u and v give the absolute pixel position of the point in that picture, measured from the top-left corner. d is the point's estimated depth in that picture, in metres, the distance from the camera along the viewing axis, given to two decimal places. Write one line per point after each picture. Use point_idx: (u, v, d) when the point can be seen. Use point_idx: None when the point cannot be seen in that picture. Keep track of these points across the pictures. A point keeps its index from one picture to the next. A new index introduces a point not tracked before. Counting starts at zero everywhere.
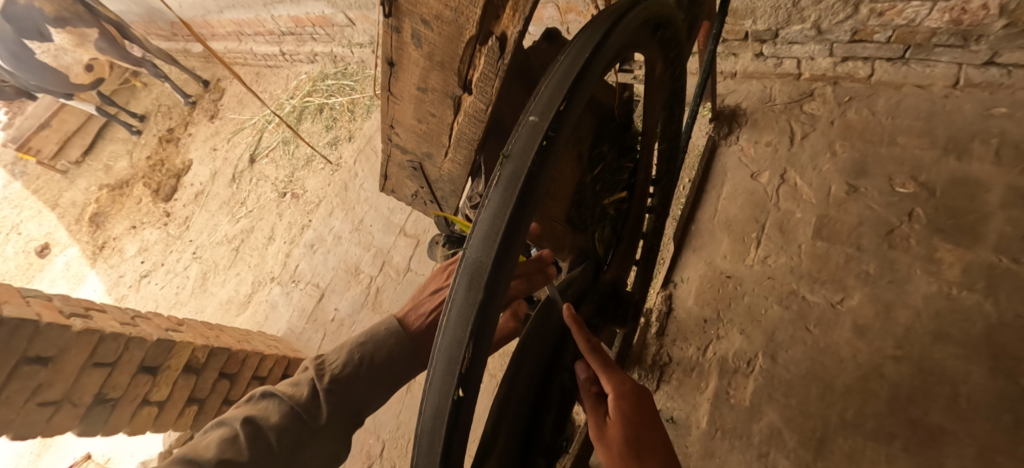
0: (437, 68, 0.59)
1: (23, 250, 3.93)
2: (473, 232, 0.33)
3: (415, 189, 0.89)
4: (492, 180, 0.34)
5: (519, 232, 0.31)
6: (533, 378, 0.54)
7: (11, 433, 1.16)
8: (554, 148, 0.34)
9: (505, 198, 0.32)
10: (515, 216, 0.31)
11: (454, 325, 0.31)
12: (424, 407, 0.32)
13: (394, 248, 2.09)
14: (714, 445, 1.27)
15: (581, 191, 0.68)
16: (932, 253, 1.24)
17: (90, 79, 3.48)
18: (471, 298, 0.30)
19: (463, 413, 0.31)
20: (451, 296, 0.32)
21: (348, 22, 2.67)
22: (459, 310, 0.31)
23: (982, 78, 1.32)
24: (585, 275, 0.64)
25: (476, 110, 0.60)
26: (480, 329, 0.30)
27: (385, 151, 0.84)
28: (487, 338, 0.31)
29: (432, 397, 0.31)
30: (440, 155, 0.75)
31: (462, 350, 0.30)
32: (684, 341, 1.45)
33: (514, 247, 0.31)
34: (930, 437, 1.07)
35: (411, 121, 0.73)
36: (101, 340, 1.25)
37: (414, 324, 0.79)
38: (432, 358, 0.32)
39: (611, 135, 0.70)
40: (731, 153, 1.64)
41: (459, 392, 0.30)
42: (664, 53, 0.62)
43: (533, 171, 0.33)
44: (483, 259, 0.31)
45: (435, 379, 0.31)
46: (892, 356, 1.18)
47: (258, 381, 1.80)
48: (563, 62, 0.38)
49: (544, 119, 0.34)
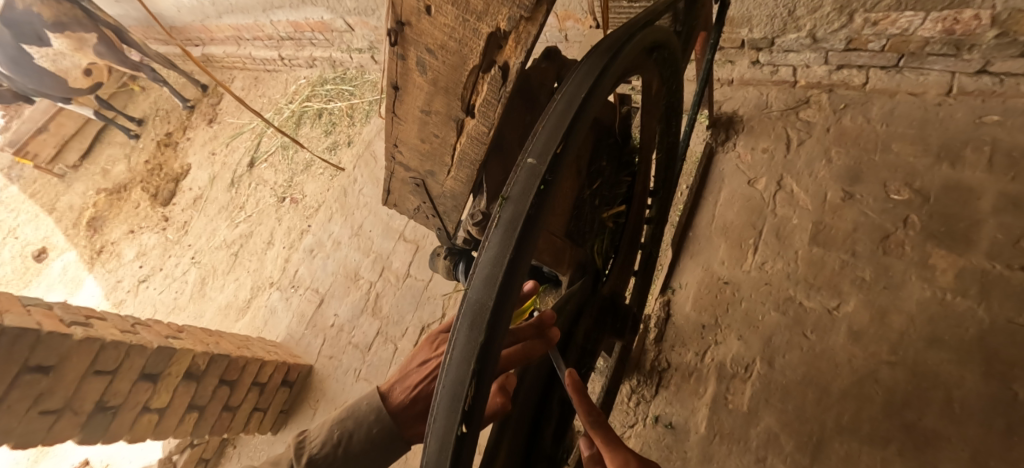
0: (441, 93, 0.61)
1: (20, 255, 3.92)
2: (474, 271, 0.32)
3: (417, 203, 0.89)
4: (492, 220, 0.34)
5: (521, 269, 0.31)
6: (534, 389, 0.56)
7: (12, 441, 1.17)
8: (553, 187, 0.34)
9: (506, 238, 0.32)
10: (517, 253, 0.31)
11: (456, 365, 0.31)
12: (425, 450, 0.31)
13: (394, 254, 2.10)
14: (712, 450, 1.28)
15: (580, 205, 0.69)
16: (925, 259, 1.26)
17: (88, 83, 3.51)
18: (473, 338, 0.30)
19: (465, 456, 0.30)
20: (453, 336, 0.32)
21: (347, 27, 2.69)
22: (461, 352, 0.30)
23: (975, 87, 1.35)
24: (583, 289, 0.65)
25: (478, 133, 0.62)
26: (483, 368, 0.30)
27: (388, 168, 0.84)
28: (488, 377, 0.31)
29: (434, 440, 0.31)
30: (442, 174, 0.76)
31: (465, 391, 0.30)
32: (683, 347, 1.46)
33: (517, 285, 0.31)
34: (924, 441, 1.09)
35: (415, 141, 0.73)
36: (102, 348, 1.25)
37: (399, 398, 0.79)
38: (433, 400, 0.31)
39: (609, 151, 0.71)
40: (728, 160, 1.66)
41: (462, 430, 0.30)
42: (661, 72, 0.64)
43: (534, 209, 0.33)
44: (484, 299, 0.30)
45: (437, 421, 0.31)
46: (887, 362, 1.19)
47: (258, 387, 1.80)
48: (560, 100, 0.39)
49: (542, 162, 0.34)
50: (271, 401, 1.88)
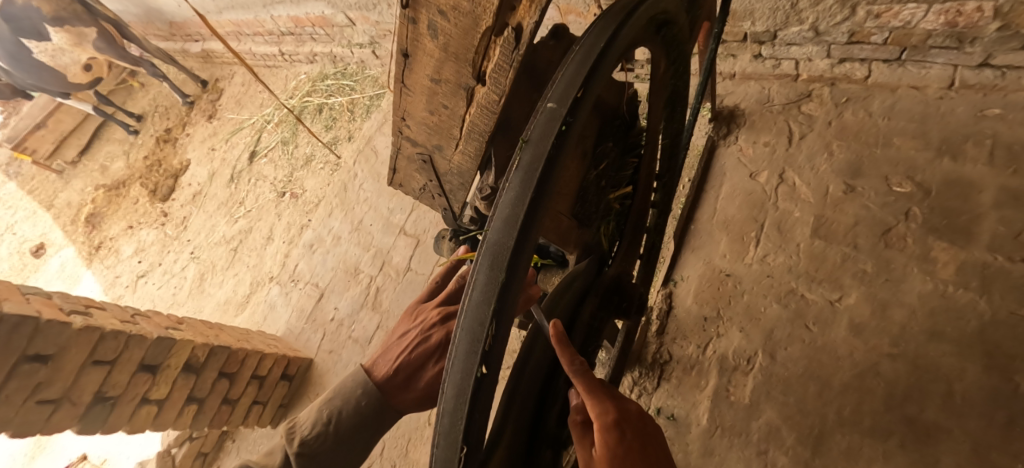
0: (452, 59, 0.59)
1: (18, 251, 3.90)
2: (493, 215, 0.35)
3: (423, 183, 0.87)
4: (512, 167, 0.36)
5: (538, 217, 0.33)
6: (543, 364, 0.55)
7: (10, 431, 1.16)
8: (570, 134, 0.36)
9: (524, 183, 0.34)
10: (535, 201, 0.33)
11: (476, 306, 0.33)
12: (446, 386, 0.33)
13: (394, 249, 2.10)
14: (713, 443, 1.28)
15: (585, 188, 0.68)
16: (927, 252, 1.25)
17: (88, 78, 3.47)
18: (492, 279, 0.32)
19: (484, 392, 0.33)
20: (473, 276, 0.34)
21: (348, 22, 2.69)
22: (482, 291, 0.33)
23: (977, 80, 1.34)
24: (589, 271, 0.63)
25: (489, 102, 0.60)
26: (501, 308, 0.32)
27: (395, 144, 0.81)
28: (507, 318, 0.33)
29: (454, 377, 0.33)
30: (450, 148, 0.74)
31: (485, 330, 0.32)
32: (684, 340, 1.46)
33: (534, 231, 0.33)
34: (925, 434, 1.09)
35: (423, 114, 0.71)
36: (101, 338, 1.24)
37: (381, 370, 0.83)
38: (455, 340, 0.33)
39: (615, 133, 0.70)
40: (730, 154, 1.66)
41: (481, 370, 0.32)
42: (667, 52, 0.64)
43: (551, 160, 0.34)
44: (504, 242, 0.33)
45: (456, 360, 0.33)
46: (888, 354, 1.20)
47: (257, 380, 1.79)
48: (578, 52, 0.41)
49: (561, 106, 0.36)
50: (271, 394, 1.87)
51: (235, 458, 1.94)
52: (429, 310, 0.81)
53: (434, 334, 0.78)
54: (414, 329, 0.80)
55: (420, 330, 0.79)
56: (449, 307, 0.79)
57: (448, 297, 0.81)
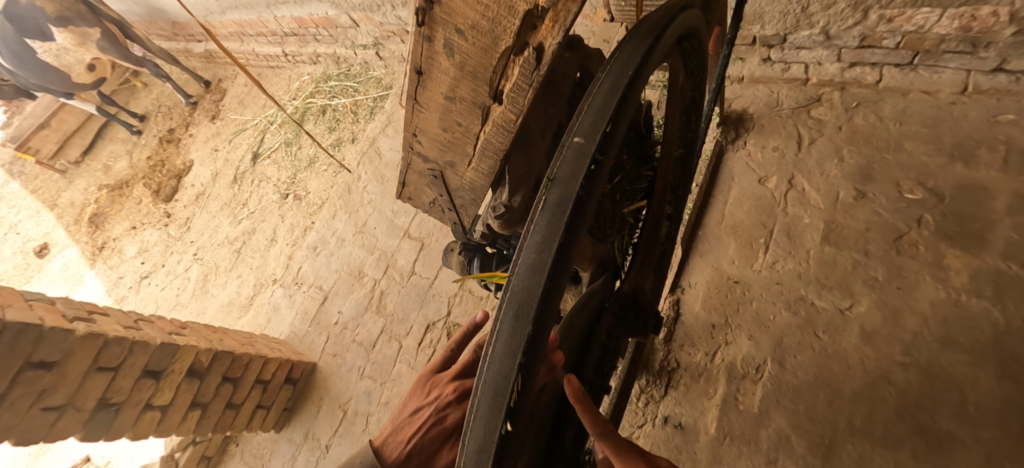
0: (469, 77, 0.57)
1: (21, 251, 3.90)
2: (518, 259, 0.33)
3: (433, 196, 0.86)
4: (538, 204, 0.34)
5: (568, 259, 0.31)
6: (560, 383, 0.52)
7: (14, 438, 1.15)
8: (601, 168, 0.34)
9: (552, 222, 0.32)
10: (565, 242, 0.31)
11: (500, 357, 0.30)
12: (466, 445, 0.30)
13: (398, 252, 2.09)
14: (722, 451, 1.27)
15: (602, 201, 0.64)
16: (939, 259, 1.24)
17: (92, 78, 3.46)
18: (519, 328, 0.30)
19: (507, 454, 0.29)
20: (497, 324, 0.32)
21: (351, 23, 2.68)
22: (506, 342, 0.30)
23: (991, 85, 1.32)
24: (604, 287, 0.63)
25: (506, 121, 0.59)
26: (528, 362, 0.30)
27: (405, 159, 0.80)
28: (534, 369, 0.30)
29: (474, 436, 0.30)
30: (463, 165, 0.72)
31: (510, 384, 0.29)
32: (692, 347, 1.44)
33: (563, 276, 0.31)
34: (938, 443, 1.08)
35: (436, 131, 0.70)
36: (105, 345, 1.23)
37: (392, 453, 0.73)
38: (476, 392, 0.31)
39: (629, 145, 0.69)
40: (738, 158, 1.64)
41: (506, 426, 0.29)
42: (687, 63, 0.63)
43: (580, 201, 0.32)
44: (531, 288, 0.30)
45: (478, 417, 0.30)
46: (900, 363, 1.18)
47: (261, 384, 1.78)
48: (607, 77, 0.40)
49: (590, 140, 0.35)
50: (274, 398, 1.86)
51: (239, 461, 1.93)
52: (444, 384, 0.75)
53: (451, 414, 0.71)
54: (427, 407, 0.73)
55: (435, 409, 0.73)
56: (466, 382, 0.73)
57: (465, 369, 0.74)
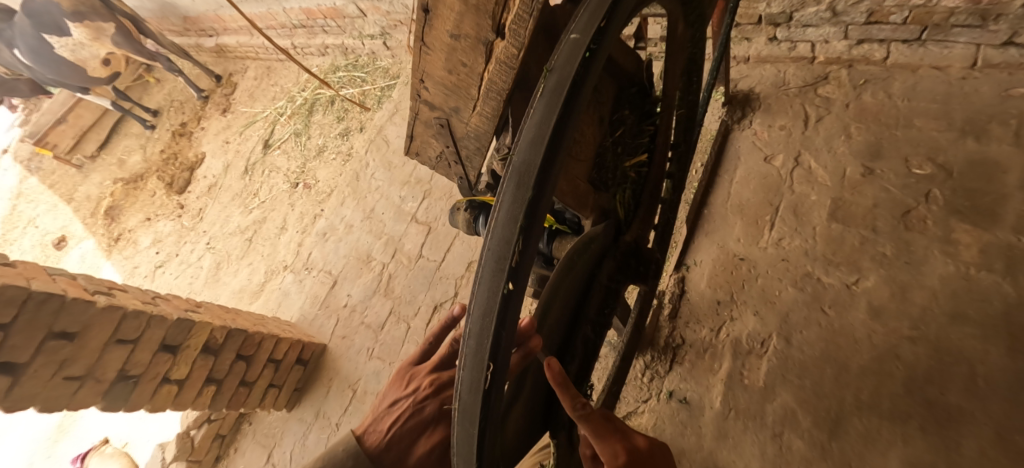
0: (472, 11, 0.59)
1: (39, 243, 3.99)
2: (519, 136, 0.32)
3: (440, 149, 0.87)
4: (535, 92, 0.33)
5: (567, 133, 0.31)
6: (562, 317, 0.53)
7: (37, 405, 1.20)
8: (597, 60, 0.34)
9: (551, 102, 0.31)
10: (563, 117, 0.31)
11: (502, 224, 0.30)
12: (471, 310, 0.31)
13: (406, 236, 2.11)
14: (728, 426, 1.27)
15: (602, 154, 0.66)
16: (949, 234, 1.23)
17: (106, 73, 3.52)
18: (520, 197, 0.29)
19: (511, 314, 0.29)
20: (498, 199, 0.31)
21: (359, 12, 2.73)
22: (507, 211, 0.30)
23: (1002, 59, 1.32)
24: (607, 235, 0.61)
25: (508, 56, 0.59)
26: (530, 226, 0.29)
27: (412, 108, 0.81)
28: (536, 236, 0.30)
29: (479, 300, 0.30)
30: (468, 110, 0.73)
31: (512, 248, 0.29)
32: (697, 323, 1.44)
33: (562, 152, 0.31)
34: (946, 417, 1.07)
35: (441, 74, 0.71)
36: (124, 318, 1.27)
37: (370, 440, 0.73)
38: (478, 263, 0.31)
39: (632, 101, 0.69)
40: (745, 137, 1.63)
41: (508, 287, 0.29)
42: (685, 14, 0.62)
43: (578, 81, 0.32)
44: (531, 160, 0.30)
45: (482, 282, 0.30)
46: (908, 337, 1.18)
47: (273, 364, 1.82)
48: None
49: (585, 35, 0.34)
50: (286, 378, 1.89)
51: (251, 441, 1.97)
52: (422, 377, 0.80)
53: (429, 405, 0.75)
54: (406, 399, 0.77)
55: (413, 401, 0.77)
56: (442, 375, 0.78)
57: (441, 362, 0.80)
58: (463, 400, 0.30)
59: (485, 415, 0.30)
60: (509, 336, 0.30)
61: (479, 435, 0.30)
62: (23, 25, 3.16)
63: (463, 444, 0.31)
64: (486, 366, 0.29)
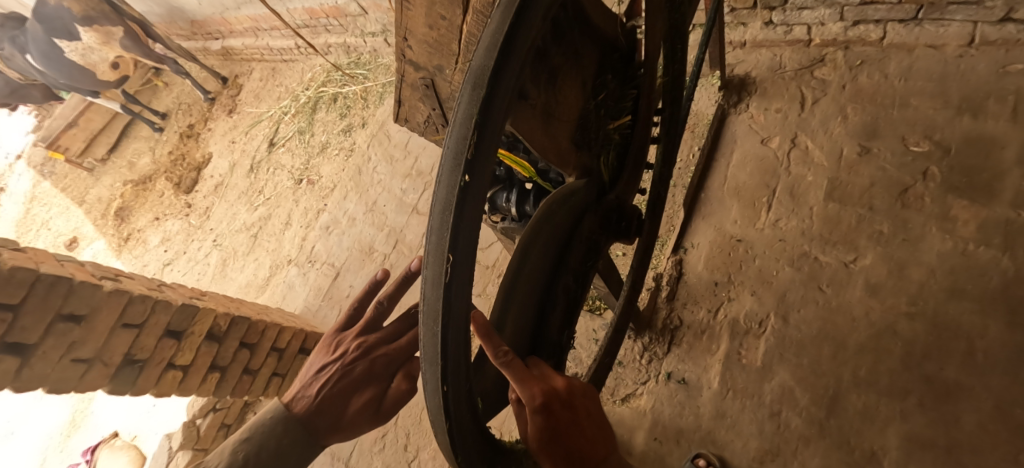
0: None
1: (52, 245, 4.08)
2: (476, 47, 0.32)
3: (427, 113, 0.89)
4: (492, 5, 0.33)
5: (518, 41, 0.31)
6: (545, 261, 0.56)
7: (47, 387, 1.23)
8: None
9: (505, 13, 0.31)
10: (514, 26, 0.31)
11: (460, 125, 0.31)
12: (431, 210, 0.32)
13: (407, 227, 2.14)
14: (725, 405, 1.27)
15: (586, 116, 0.66)
16: (946, 211, 1.23)
17: (116, 76, 3.58)
18: (475, 99, 0.30)
19: (467, 208, 0.30)
20: (456, 105, 0.32)
21: (360, 11, 2.79)
22: (464, 111, 0.31)
23: (999, 36, 1.32)
24: (587, 191, 0.65)
25: (484, 5, 0.59)
26: (485, 124, 0.30)
27: (399, 70, 0.84)
28: (491, 137, 0.31)
29: (439, 197, 0.31)
30: (450, 68, 0.76)
31: (467, 145, 0.30)
32: (695, 305, 1.44)
33: (514, 58, 0.31)
34: (946, 392, 1.07)
35: (423, 30, 0.74)
36: (130, 302, 1.29)
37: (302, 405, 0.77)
38: (438, 164, 0.32)
39: (614, 67, 0.69)
40: (740, 121, 1.63)
41: (465, 179, 0.30)
42: None
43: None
44: (486, 63, 0.30)
45: (441, 179, 0.31)
46: (906, 313, 1.17)
47: (277, 353, 1.85)
48: None
49: None
50: (290, 367, 1.93)
51: None
52: (349, 341, 0.81)
53: (356, 367, 0.77)
54: (333, 363, 0.79)
55: (341, 364, 0.78)
56: (368, 337, 0.79)
57: (367, 325, 0.82)
58: (426, 299, 0.32)
59: (447, 309, 0.31)
60: (468, 232, 0.31)
61: (443, 330, 0.31)
62: (35, 30, 3.24)
63: (429, 343, 0.33)
64: (444, 259, 0.30)
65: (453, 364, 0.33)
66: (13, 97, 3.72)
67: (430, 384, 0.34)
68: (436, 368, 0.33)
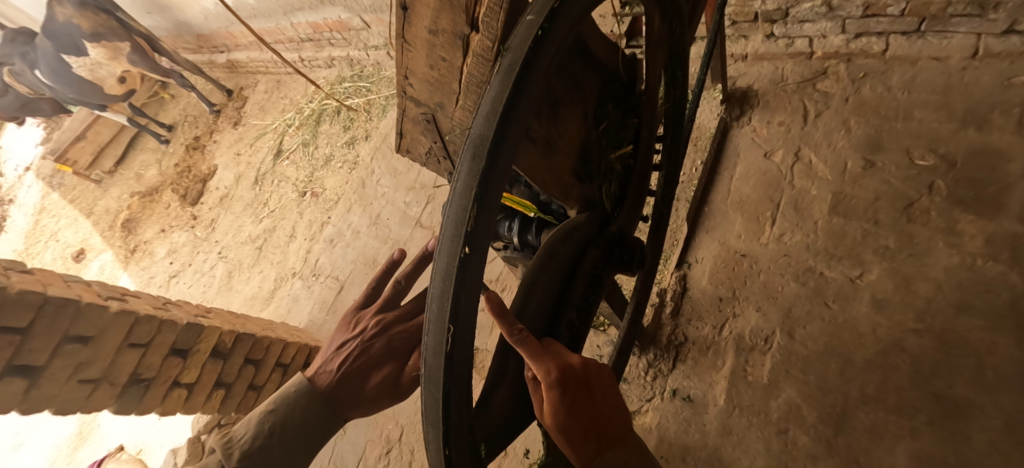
0: (447, 6, 0.60)
1: (60, 256, 4.12)
2: (476, 113, 0.34)
3: (428, 145, 0.89)
4: (494, 69, 0.35)
5: (517, 111, 0.33)
6: (546, 302, 0.56)
7: (54, 408, 1.24)
8: (550, 40, 0.35)
9: (504, 83, 0.33)
10: (513, 95, 0.32)
11: (460, 194, 0.32)
12: (433, 274, 0.33)
13: (411, 241, 2.14)
14: (732, 422, 1.26)
15: (587, 147, 0.68)
16: (953, 225, 1.22)
17: (123, 91, 3.65)
18: (475, 170, 0.32)
19: (467, 277, 0.32)
20: (457, 169, 0.34)
21: (363, 25, 2.82)
22: (465, 181, 0.32)
23: (1003, 48, 1.31)
24: (591, 224, 0.66)
25: (483, 49, 0.61)
26: (484, 195, 0.32)
27: (400, 105, 0.84)
28: (490, 206, 0.32)
29: (440, 264, 0.33)
30: (452, 105, 0.76)
31: (467, 216, 0.31)
32: (699, 320, 1.43)
33: (514, 128, 0.33)
34: (955, 409, 1.05)
35: (423, 70, 0.74)
36: (136, 322, 1.30)
37: (325, 380, 0.91)
38: (440, 230, 0.33)
39: (616, 95, 0.71)
40: (743, 134, 1.63)
41: (465, 251, 0.31)
42: (663, 8, 0.60)
43: (533, 51, 0.34)
44: (486, 135, 0.32)
45: (443, 247, 0.32)
46: (913, 330, 1.16)
47: (281, 368, 1.85)
48: None
49: (539, 15, 0.35)
50: None
51: None
52: (367, 319, 0.94)
53: (374, 343, 0.91)
54: (352, 340, 0.92)
55: (361, 340, 0.91)
56: (385, 316, 0.92)
57: (381, 306, 0.94)
58: (429, 362, 0.33)
59: (448, 375, 0.32)
60: (468, 301, 0.32)
61: (445, 395, 0.32)
62: (45, 46, 3.29)
63: (431, 404, 0.34)
64: (446, 328, 0.32)
65: (454, 427, 0.34)
66: (23, 110, 3.84)
67: (432, 445, 0.35)
68: (438, 428, 0.33)
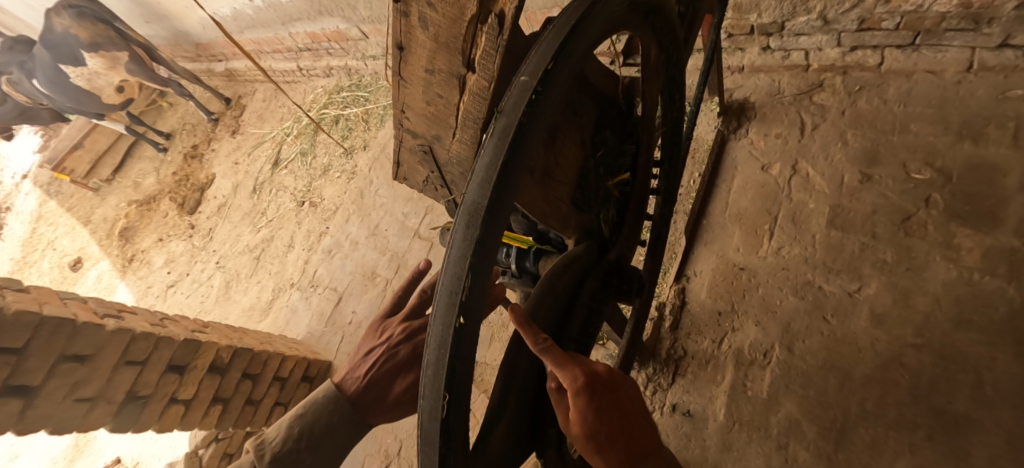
0: (443, 49, 0.62)
1: (56, 265, 4.09)
2: (471, 178, 0.36)
3: (426, 175, 0.90)
4: (489, 133, 0.37)
5: (510, 177, 0.34)
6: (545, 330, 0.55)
7: (50, 428, 1.23)
8: (542, 104, 0.36)
9: (497, 149, 0.35)
10: (507, 162, 0.34)
11: (455, 261, 0.34)
12: (429, 339, 0.34)
13: (409, 252, 2.14)
14: (731, 437, 1.26)
15: (585, 175, 0.67)
16: (950, 239, 1.22)
17: (120, 99, 3.62)
18: (470, 237, 0.33)
19: (462, 345, 0.33)
20: (452, 234, 0.35)
21: (361, 35, 2.82)
22: (459, 248, 0.34)
23: (997, 61, 1.32)
24: (588, 253, 0.65)
25: (480, 88, 0.60)
26: (478, 262, 0.33)
27: (396, 136, 0.85)
28: (484, 272, 0.34)
29: (436, 330, 0.34)
30: (448, 138, 0.76)
31: (461, 283, 0.33)
32: (698, 334, 1.43)
33: (508, 192, 0.34)
34: (955, 425, 1.05)
35: (420, 105, 0.74)
36: (132, 340, 1.29)
37: (352, 387, 0.84)
38: (435, 296, 0.34)
39: (613, 122, 0.71)
40: (740, 146, 1.63)
41: (460, 321, 0.32)
42: (658, 38, 0.61)
43: (526, 118, 0.35)
44: (479, 202, 0.34)
45: (438, 314, 0.34)
46: (912, 344, 1.16)
47: (279, 382, 1.85)
48: (555, 24, 0.41)
49: (533, 78, 0.36)
50: (292, 396, 1.93)
51: None
52: (394, 325, 0.85)
53: (401, 350, 0.83)
54: (380, 346, 0.84)
55: (387, 346, 0.84)
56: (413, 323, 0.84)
57: (411, 311, 0.86)
58: (424, 424, 0.34)
59: (445, 439, 0.33)
60: (463, 367, 0.33)
61: (439, 462, 0.33)
62: (42, 55, 3.25)
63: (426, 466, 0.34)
64: (441, 395, 0.32)
65: None
66: (20, 118, 3.78)
67: None
68: None
